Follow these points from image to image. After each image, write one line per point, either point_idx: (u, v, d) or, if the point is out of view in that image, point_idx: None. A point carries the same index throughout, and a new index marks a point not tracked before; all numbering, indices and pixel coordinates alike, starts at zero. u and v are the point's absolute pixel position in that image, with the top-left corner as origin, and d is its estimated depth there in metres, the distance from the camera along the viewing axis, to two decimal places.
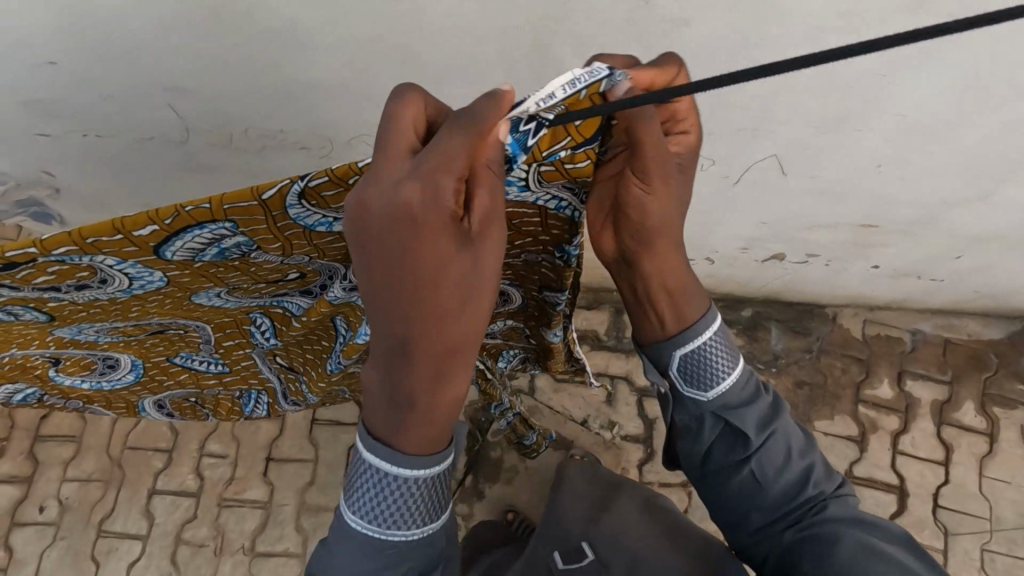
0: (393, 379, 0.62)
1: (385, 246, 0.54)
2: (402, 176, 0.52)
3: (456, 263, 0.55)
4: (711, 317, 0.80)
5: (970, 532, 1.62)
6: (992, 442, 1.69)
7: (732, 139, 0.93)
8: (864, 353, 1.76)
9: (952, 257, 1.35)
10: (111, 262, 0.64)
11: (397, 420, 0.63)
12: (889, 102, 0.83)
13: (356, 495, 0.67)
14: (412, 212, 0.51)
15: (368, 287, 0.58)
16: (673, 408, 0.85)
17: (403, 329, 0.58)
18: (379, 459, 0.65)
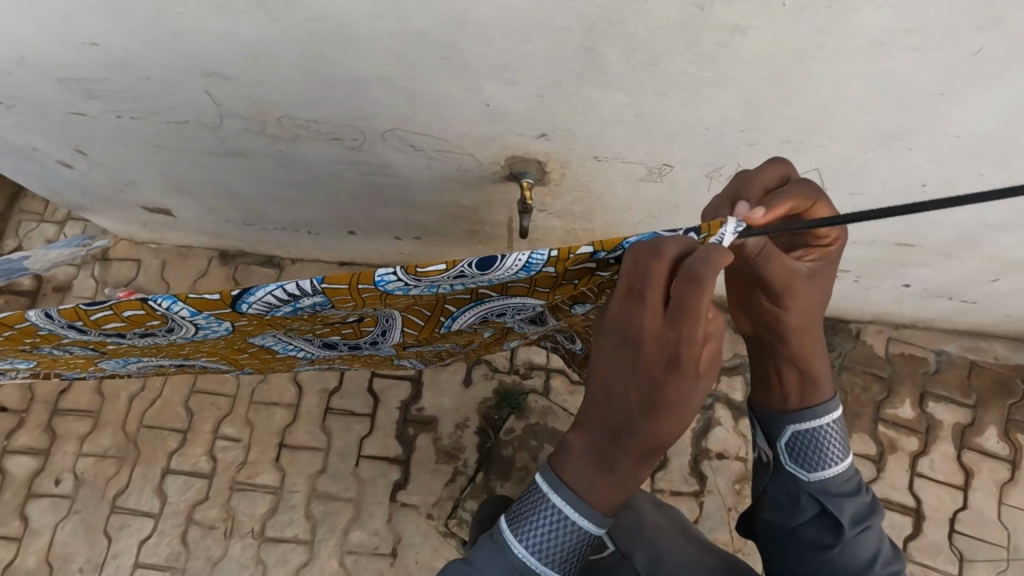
0: (602, 458, 0.66)
1: (630, 355, 0.62)
2: (654, 312, 0.60)
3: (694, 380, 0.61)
4: (835, 405, 0.81)
5: (986, 559, 1.59)
6: (1014, 470, 1.66)
7: (774, 151, 0.90)
8: (887, 372, 1.73)
9: (987, 280, 1.32)
10: (186, 312, 0.76)
11: (592, 486, 0.67)
12: (942, 122, 0.81)
13: (528, 527, 0.68)
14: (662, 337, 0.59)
15: (605, 386, 0.64)
16: (768, 476, 0.84)
17: (622, 419, 0.64)
18: (562, 503, 0.67)
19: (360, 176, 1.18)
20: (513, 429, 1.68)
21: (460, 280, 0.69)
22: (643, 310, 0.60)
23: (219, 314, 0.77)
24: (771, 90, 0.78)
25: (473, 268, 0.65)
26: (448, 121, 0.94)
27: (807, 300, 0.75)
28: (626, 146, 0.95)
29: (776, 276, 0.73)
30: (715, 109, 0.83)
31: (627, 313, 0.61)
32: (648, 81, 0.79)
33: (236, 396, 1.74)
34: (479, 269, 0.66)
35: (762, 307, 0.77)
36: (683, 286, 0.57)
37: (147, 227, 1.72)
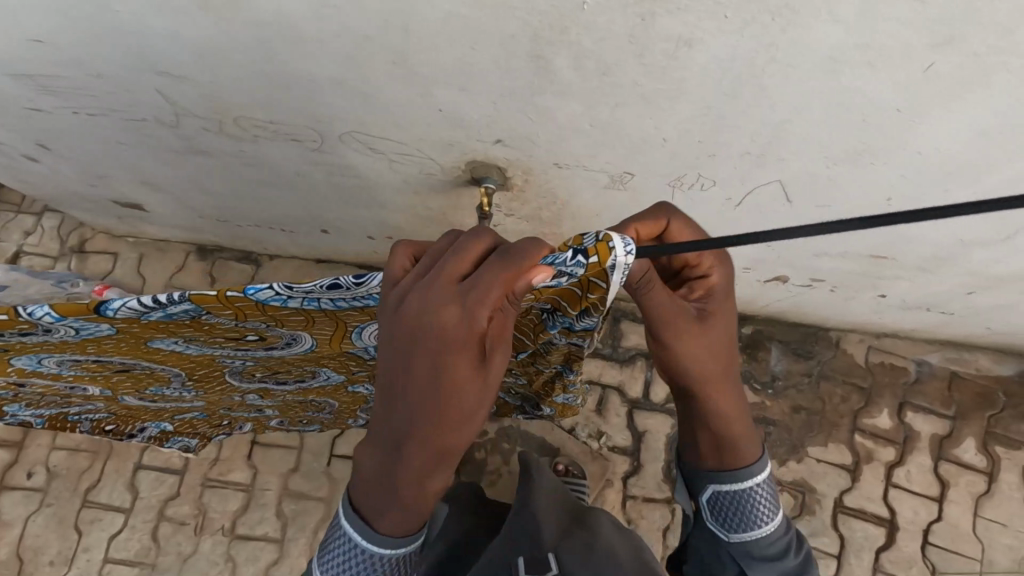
0: (383, 468, 0.61)
1: (407, 342, 0.56)
2: (445, 293, 0.55)
3: (473, 393, 0.57)
4: (762, 465, 0.83)
5: (959, 572, 1.57)
6: (991, 482, 1.64)
7: (737, 163, 0.88)
8: (866, 381, 1.72)
9: (964, 294, 1.29)
10: (52, 317, 0.71)
11: (377, 506, 0.64)
12: (906, 139, 0.79)
13: (328, 558, 0.68)
14: (447, 326, 0.55)
15: (387, 380, 0.59)
16: (696, 528, 0.89)
17: (403, 423, 0.59)
18: (353, 533, 0.66)
19: (324, 176, 1.16)
20: (486, 432, 1.67)
21: (337, 294, 0.66)
22: (432, 282, 0.56)
23: (88, 318, 0.72)
24: (724, 105, 0.76)
25: (351, 283, 0.64)
26: (406, 126, 0.92)
27: (702, 345, 0.74)
28: (588, 155, 0.93)
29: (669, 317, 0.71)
30: (672, 120, 0.80)
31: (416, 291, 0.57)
32: (601, 91, 0.76)
33: None
34: (354, 283, 0.64)
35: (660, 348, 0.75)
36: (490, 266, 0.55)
37: (123, 220, 1.70)
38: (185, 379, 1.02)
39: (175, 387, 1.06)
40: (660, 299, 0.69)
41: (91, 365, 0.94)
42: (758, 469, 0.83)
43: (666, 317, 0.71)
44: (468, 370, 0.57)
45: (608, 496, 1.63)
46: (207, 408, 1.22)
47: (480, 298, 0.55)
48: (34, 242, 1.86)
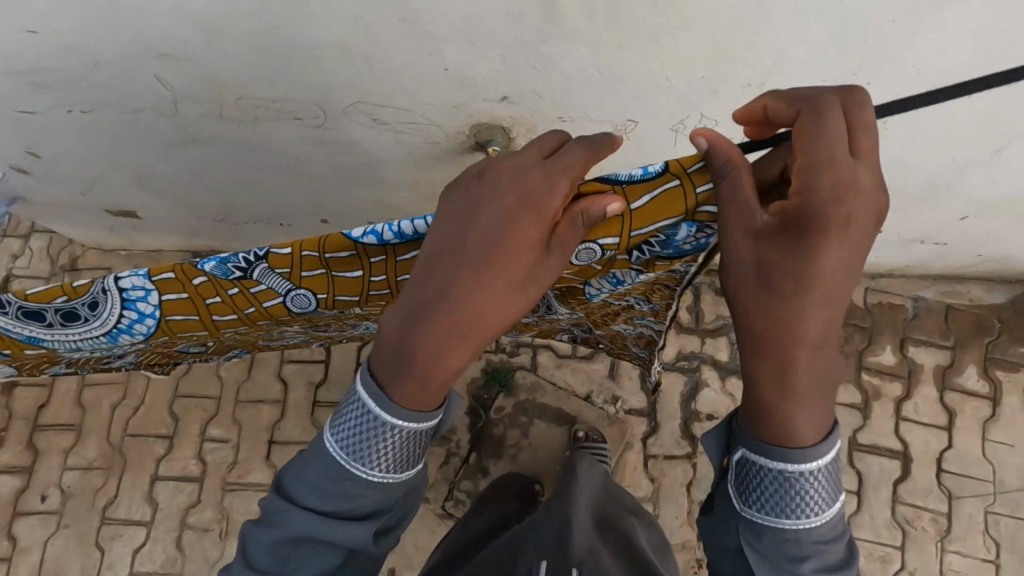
0: (411, 327, 0.67)
1: (484, 202, 0.67)
2: (533, 167, 0.67)
3: (521, 267, 0.66)
4: (825, 451, 0.68)
5: (974, 495, 1.62)
6: (995, 406, 1.70)
7: (739, 99, 0.91)
8: (867, 322, 1.76)
9: (957, 220, 1.32)
10: (124, 280, 0.77)
11: (394, 373, 0.69)
12: (902, 54, 0.81)
13: (342, 422, 0.72)
14: (529, 194, 0.66)
15: (447, 239, 0.68)
16: (718, 484, 0.78)
17: (449, 280, 0.66)
18: (364, 396, 0.70)
19: (325, 156, 1.16)
20: (503, 408, 1.69)
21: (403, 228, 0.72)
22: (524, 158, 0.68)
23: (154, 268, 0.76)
24: (730, 35, 0.77)
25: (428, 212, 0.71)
26: (412, 89, 0.92)
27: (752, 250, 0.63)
28: (593, 106, 0.94)
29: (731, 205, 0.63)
30: (677, 57, 0.82)
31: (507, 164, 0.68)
32: (606, 32, 0.78)
33: (221, 397, 1.71)
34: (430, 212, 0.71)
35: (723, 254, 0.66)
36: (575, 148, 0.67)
37: (115, 232, 1.68)
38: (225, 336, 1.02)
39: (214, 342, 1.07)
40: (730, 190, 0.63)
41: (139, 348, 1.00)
42: (817, 452, 0.68)
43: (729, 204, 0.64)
44: (526, 243, 0.66)
45: (630, 458, 1.65)
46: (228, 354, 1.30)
47: (561, 172, 0.65)
48: (24, 265, 1.83)
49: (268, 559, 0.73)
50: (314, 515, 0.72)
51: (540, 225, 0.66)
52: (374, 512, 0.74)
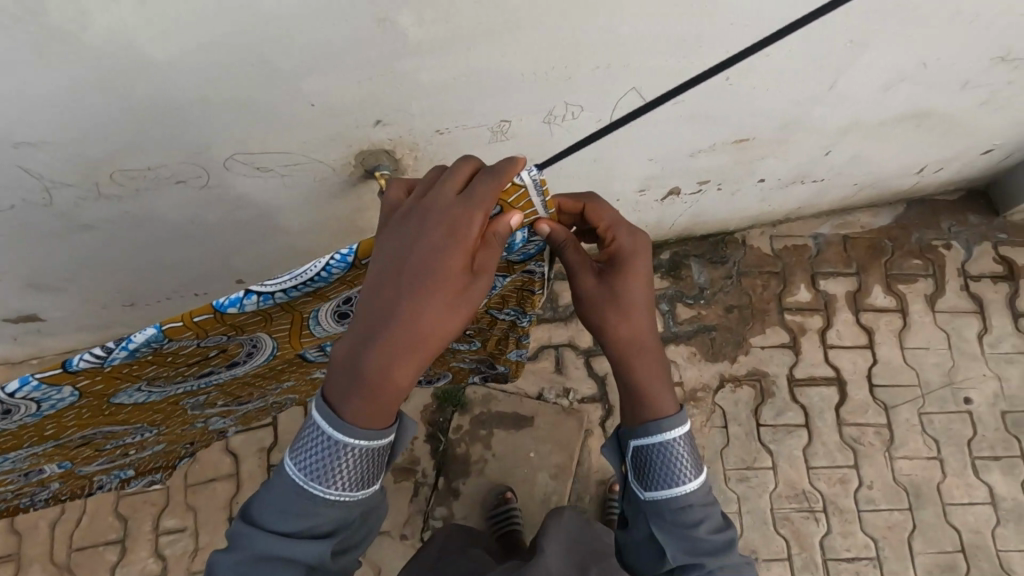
0: (363, 354, 0.70)
1: (416, 231, 0.71)
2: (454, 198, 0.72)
3: (457, 293, 0.71)
4: (681, 421, 0.88)
5: (906, 401, 1.75)
6: (905, 316, 1.84)
7: (592, 81, 0.98)
8: (778, 267, 1.89)
9: (823, 155, 1.45)
10: (16, 387, 0.66)
11: (348, 396, 0.70)
12: (717, 15, 0.89)
13: (302, 445, 0.71)
14: (455, 224, 0.70)
15: (386, 267, 0.70)
16: (624, 497, 0.93)
17: (394, 307, 0.70)
18: (320, 420, 0.70)
19: (221, 215, 1.16)
20: (460, 426, 1.69)
21: (297, 283, 0.69)
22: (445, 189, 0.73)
23: (50, 376, 0.67)
24: (563, 23, 0.84)
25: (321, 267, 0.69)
26: (284, 128, 0.94)
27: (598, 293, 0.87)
28: (463, 112, 0.99)
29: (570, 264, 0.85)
30: (523, 52, 0.88)
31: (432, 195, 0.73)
32: (451, 40, 0.83)
33: (169, 485, 1.63)
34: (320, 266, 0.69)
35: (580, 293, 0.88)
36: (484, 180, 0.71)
37: (20, 341, 1.59)
38: (149, 422, 1.01)
39: (137, 434, 1.04)
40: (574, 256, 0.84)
41: (48, 450, 0.93)
42: (678, 421, 0.88)
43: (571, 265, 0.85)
44: (456, 266, 0.71)
45: (592, 444, 1.69)
46: (170, 449, 1.28)
47: (480, 202, 0.70)
48: None
49: None
50: (276, 535, 0.71)
51: (469, 250, 0.71)
52: (333, 530, 0.74)
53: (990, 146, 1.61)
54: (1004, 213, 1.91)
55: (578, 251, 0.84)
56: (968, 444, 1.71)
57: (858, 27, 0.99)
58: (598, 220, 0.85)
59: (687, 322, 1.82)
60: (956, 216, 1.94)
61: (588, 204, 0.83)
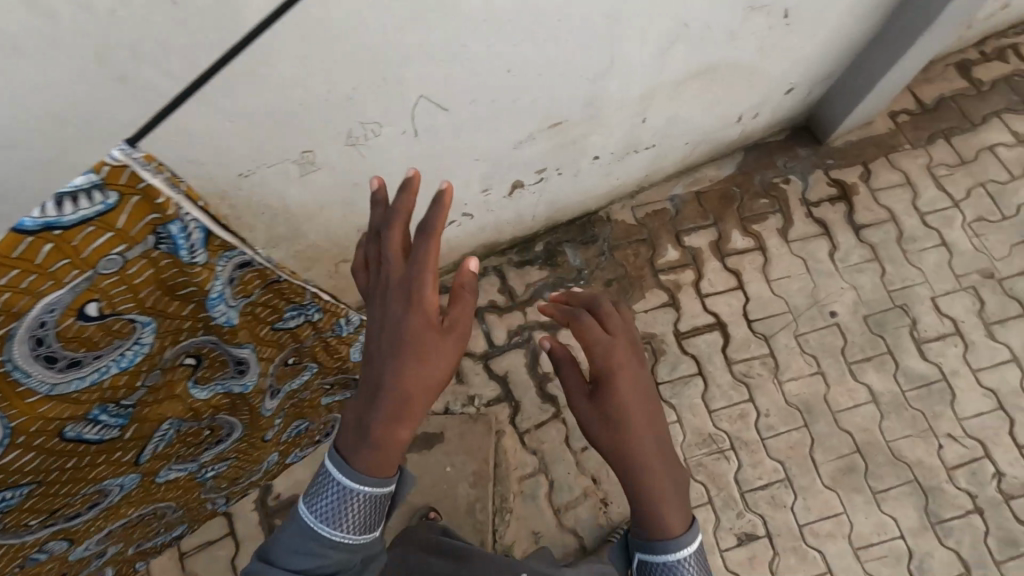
0: (364, 412, 0.83)
1: (389, 302, 0.82)
2: (404, 273, 0.81)
3: (433, 352, 0.81)
4: (689, 534, 1.02)
5: (782, 328, 1.88)
6: (765, 252, 1.98)
7: (374, 97, 1.03)
8: (645, 234, 2.00)
9: (641, 122, 1.56)
10: None
11: (358, 448, 0.83)
12: (464, 14, 0.96)
13: (318, 497, 0.84)
14: (412, 292, 0.80)
15: (373, 343, 0.83)
16: None
17: (384, 373, 0.82)
18: (332, 467, 0.83)
19: None
20: None
21: None
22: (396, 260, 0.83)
23: None
24: (312, 47, 0.89)
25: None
26: None
27: (592, 409, 1.04)
28: (257, 151, 1.02)
29: (571, 383, 1.07)
30: (286, 79, 0.92)
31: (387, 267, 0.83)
32: (208, 85, 0.86)
33: None
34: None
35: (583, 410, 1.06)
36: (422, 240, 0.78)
37: None
38: None
39: None
40: (569, 373, 1.08)
41: None
42: (685, 540, 1.01)
43: (573, 384, 1.07)
44: (426, 330, 0.81)
45: (506, 443, 1.71)
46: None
47: (423, 269, 0.79)
48: None
49: None
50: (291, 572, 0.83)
51: (430, 313, 0.80)
52: (336, 572, 0.84)
53: (788, 85, 1.79)
54: (826, 140, 2.11)
55: (573, 367, 1.09)
56: (842, 352, 1.85)
57: (606, 2, 1.08)
58: (582, 337, 1.05)
59: None
60: (788, 153, 2.12)
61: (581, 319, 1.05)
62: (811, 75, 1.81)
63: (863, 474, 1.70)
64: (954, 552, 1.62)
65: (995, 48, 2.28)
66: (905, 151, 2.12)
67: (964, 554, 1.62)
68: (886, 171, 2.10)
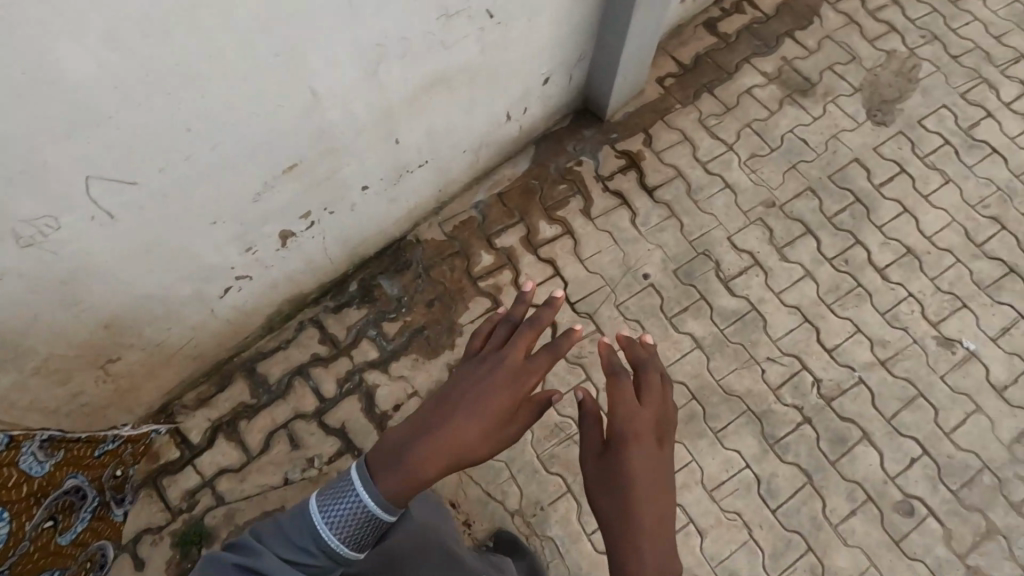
0: (410, 437, 1.02)
1: (490, 364, 1.13)
2: (516, 357, 1.13)
3: (494, 411, 1.07)
4: None
5: (602, 303, 1.94)
6: (573, 235, 2.05)
7: (22, 191, 0.97)
8: (456, 246, 2.01)
9: (395, 143, 1.55)
10: None
11: (389, 461, 0.99)
12: (81, 87, 0.93)
13: (334, 498, 0.95)
14: (513, 367, 1.11)
15: (456, 389, 1.10)
16: None
17: (454, 412, 1.06)
18: (359, 473, 0.97)
19: None
20: None
21: None
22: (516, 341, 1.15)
23: None
24: None
25: None
26: None
27: (605, 472, 1.08)
28: None
29: (592, 441, 1.12)
30: None
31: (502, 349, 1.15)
32: None
33: None
34: None
35: (594, 466, 1.10)
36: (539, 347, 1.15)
37: None
38: None
39: None
40: (593, 434, 1.12)
41: None
42: None
43: (592, 444, 1.12)
44: (503, 393, 1.09)
45: None
46: None
47: (534, 365, 1.14)
48: None
49: None
50: (283, 554, 0.92)
51: (513, 389, 1.10)
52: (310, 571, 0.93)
53: (541, 75, 1.86)
54: (606, 116, 2.22)
55: (594, 422, 1.14)
56: (661, 310, 1.93)
57: (257, 42, 1.07)
58: (616, 392, 1.14)
59: (397, 336, 1.86)
60: (576, 136, 2.21)
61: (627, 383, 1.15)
62: (560, 62, 1.89)
63: (703, 418, 1.77)
64: (795, 466, 1.72)
65: (733, 3, 2.50)
66: (677, 111, 2.28)
67: (805, 466, 1.72)
68: (665, 132, 2.24)
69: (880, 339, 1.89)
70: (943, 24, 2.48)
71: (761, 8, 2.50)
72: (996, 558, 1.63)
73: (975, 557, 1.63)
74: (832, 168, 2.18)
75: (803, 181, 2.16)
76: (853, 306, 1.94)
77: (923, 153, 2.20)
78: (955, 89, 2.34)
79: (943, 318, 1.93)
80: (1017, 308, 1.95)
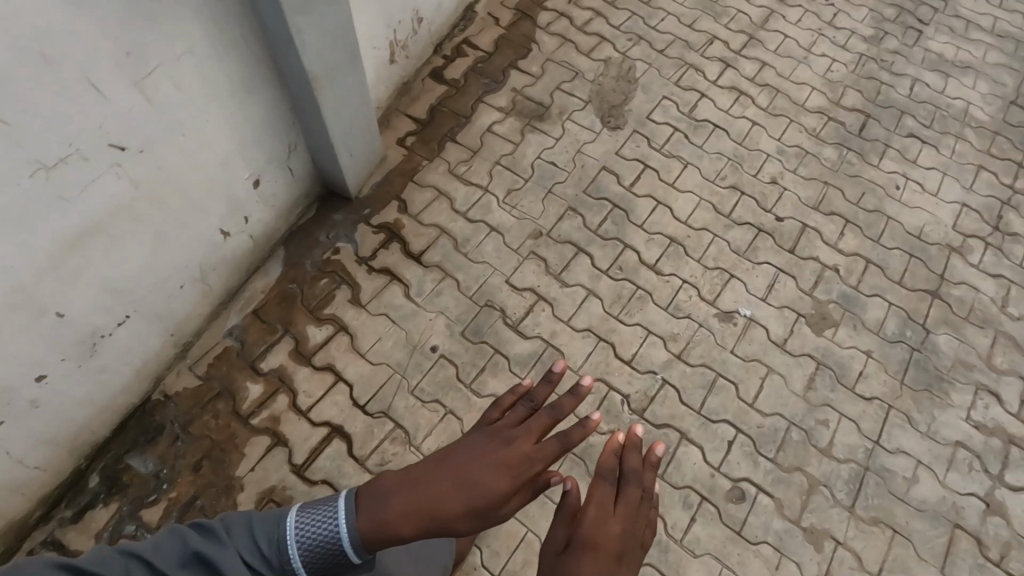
0: (404, 486, 1.00)
1: (498, 439, 1.04)
2: (524, 446, 1.03)
3: (479, 491, 0.99)
4: None
5: (395, 394, 1.78)
6: (348, 330, 1.87)
7: None
8: (216, 386, 1.75)
9: (57, 316, 1.31)
10: None
11: (379, 502, 0.99)
12: None
13: (312, 517, 1.00)
14: (518, 452, 1.02)
15: (456, 456, 1.03)
16: None
17: (446, 477, 1.00)
18: (344, 502, 1.00)
19: None
20: None
21: None
22: (533, 425, 1.04)
23: None
24: None
25: None
26: None
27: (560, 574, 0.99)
28: None
29: (555, 543, 1.05)
30: None
31: (519, 426, 1.05)
32: None
33: None
34: None
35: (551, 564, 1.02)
36: (555, 439, 1.04)
37: None
38: None
39: None
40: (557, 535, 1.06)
41: None
42: None
43: (554, 543, 1.05)
44: (497, 478, 1.00)
45: None
46: None
47: (541, 455, 1.03)
48: None
49: (171, 561, 0.93)
50: (241, 557, 0.96)
51: (507, 475, 1.00)
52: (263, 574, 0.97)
53: (247, 178, 1.68)
54: (353, 194, 2.08)
55: (567, 519, 1.07)
56: (459, 380, 1.82)
57: None
58: (595, 490, 1.09)
59: (163, 520, 1.55)
60: (326, 223, 2.05)
61: (604, 486, 1.10)
62: (265, 158, 1.72)
63: None
64: None
65: (453, 48, 2.52)
66: (426, 168, 2.21)
67: None
68: (418, 193, 2.15)
69: (670, 334, 1.93)
70: (643, 25, 2.69)
71: (481, 47, 2.54)
72: (825, 509, 1.68)
73: (808, 516, 1.67)
74: (585, 182, 2.22)
75: (562, 203, 2.17)
76: (638, 311, 1.97)
77: (659, 145, 2.33)
78: (669, 80, 2.52)
79: (718, 294, 2.01)
80: (774, 263, 2.09)
